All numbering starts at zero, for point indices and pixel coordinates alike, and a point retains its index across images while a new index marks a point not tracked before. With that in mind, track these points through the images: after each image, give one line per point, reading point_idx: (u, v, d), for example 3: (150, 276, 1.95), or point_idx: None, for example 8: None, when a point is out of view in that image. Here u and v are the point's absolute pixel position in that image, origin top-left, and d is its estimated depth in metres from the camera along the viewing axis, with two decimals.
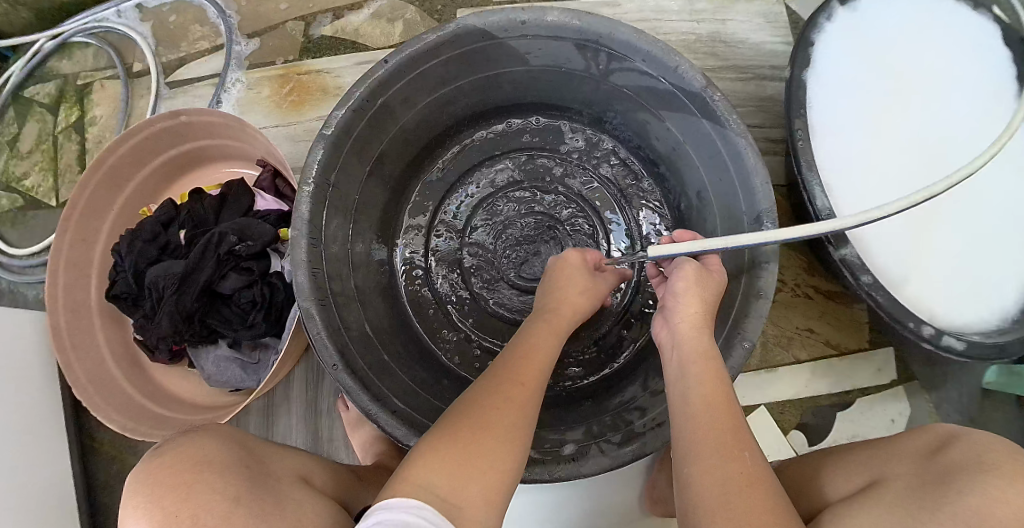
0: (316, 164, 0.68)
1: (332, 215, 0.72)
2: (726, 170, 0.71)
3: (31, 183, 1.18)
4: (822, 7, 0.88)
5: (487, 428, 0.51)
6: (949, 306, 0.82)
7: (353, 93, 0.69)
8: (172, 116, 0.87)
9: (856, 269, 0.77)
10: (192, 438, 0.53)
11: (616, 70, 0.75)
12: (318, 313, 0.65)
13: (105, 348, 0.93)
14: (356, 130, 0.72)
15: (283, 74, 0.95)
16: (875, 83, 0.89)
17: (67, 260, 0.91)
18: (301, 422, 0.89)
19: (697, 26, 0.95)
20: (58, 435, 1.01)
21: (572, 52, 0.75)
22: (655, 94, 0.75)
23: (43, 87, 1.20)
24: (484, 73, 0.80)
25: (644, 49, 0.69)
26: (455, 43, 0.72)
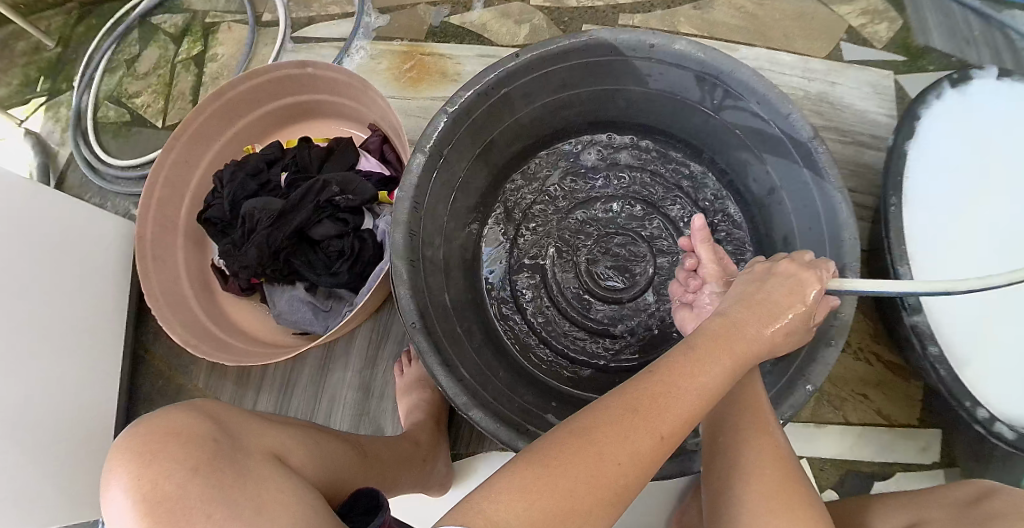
0: (434, 134, 0.72)
1: (437, 186, 0.75)
2: (818, 222, 0.73)
3: (141, 102, 1.25)
4: (932, 84, 0.90)
5: (590, 466, 0.44)
6: (1014, 398, 0.82)
7: (482, 78, 0.73)
8: (301, 66, 0.92)
9: (924, 338, 0.78)
10: (168, 409, 0.55)
11: (729, 108, 0.78)
12: (406, 272, 0.68)
13: (181, 266, 0.98)
14: (476, 112, 0.76)
15: (407, 51, 1.01)
16: (977, 170, 0.90)
17: (169, 176, 0.97)
18: (356, 377, 0.92)
19: (807, 84, 0.98)
20: (116, 340, 1.05)
21: (691, 82, 0.78)
22: (762, 137, 0.77)
23: (172, 17, 1.28)
24: (602, 87, 0.83)
25: (762, 92, 0.71)
26: (583, 52, 0.75)
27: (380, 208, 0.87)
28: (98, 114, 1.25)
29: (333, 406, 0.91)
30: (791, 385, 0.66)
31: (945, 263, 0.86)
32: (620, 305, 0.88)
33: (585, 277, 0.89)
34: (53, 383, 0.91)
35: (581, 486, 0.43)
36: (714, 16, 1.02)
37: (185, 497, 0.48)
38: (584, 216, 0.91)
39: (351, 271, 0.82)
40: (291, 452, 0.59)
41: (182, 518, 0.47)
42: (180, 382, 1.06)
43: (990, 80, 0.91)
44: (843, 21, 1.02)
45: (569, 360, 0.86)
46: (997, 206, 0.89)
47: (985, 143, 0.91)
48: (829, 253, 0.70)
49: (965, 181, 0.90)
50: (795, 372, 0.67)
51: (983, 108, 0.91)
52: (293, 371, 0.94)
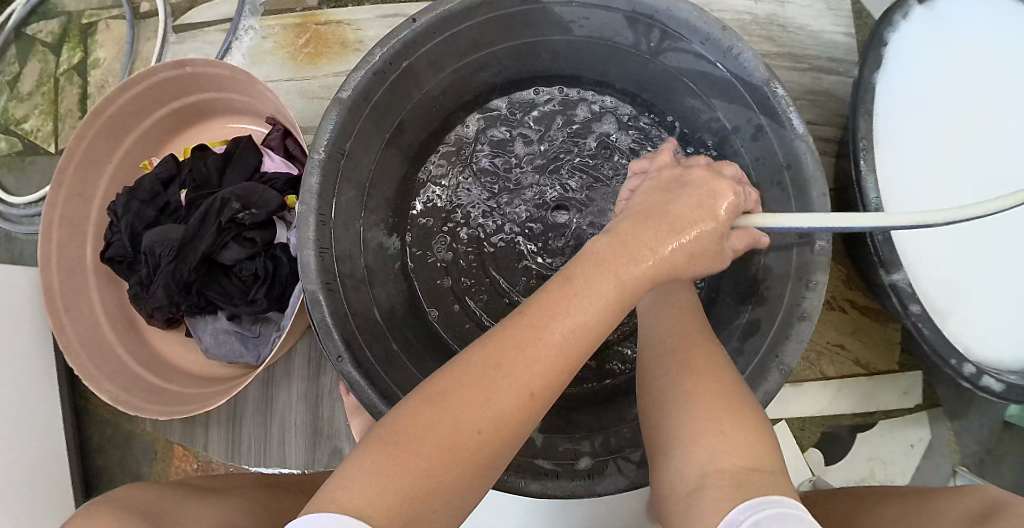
0: (329, 131, 0.61)
1: (344, 187, 0.65)
2: (780, 175, 0.63)
3: (31, 127, 1.12)
4: (898, 1, 0.76)
5: (444, 430, 0.39)
6: (989, 345, 0.76)
7: (375, 54, 0.61)
8: (177, 66, 0.80)
9: (905, 298, 0.69)
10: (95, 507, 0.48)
11: (668, 50, 0.67)
12: (325, 299, 0.60)
13: (98, 310, 0.88)
14: (376, 95, 0.65)
15: (300, 23, 0.88)
16: (945, 88, 0.79)
17: (63, 215, 0.86)
18: (302, 403, 0.84)
19: (754, 5, 0.86)
20: (50, 395, 0.97)
21: (622, 24, 0.66)
22: (710, 81, 0.67)
23: (47, 24, 1.14)
24: (524, 41, 0.72)
25: (702, 29, 0.60)
26: (493, 4, 0.64)
27: (292, 215, 0.77)
28: None
29: (283, 438, 0.84)
30: (763, 366, 0.60)
31: (923, 202, 0.77)
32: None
33: (527, 254, 0.81)
34: None
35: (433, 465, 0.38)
36: None
37: None
38: (518, 182, 0.81)
39: (269, 295, 0.73)
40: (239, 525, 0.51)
41: None
42: (128, 428, 1.00)
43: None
44: None
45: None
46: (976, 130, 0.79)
47: (958, 62, 0.80)
48: (795, 209, 0.62)
49: (939, 106, 0.79)
50: (764, 354, 0.60)
51: (955, 21, 0.80)
52: (236, 407, 0.86)
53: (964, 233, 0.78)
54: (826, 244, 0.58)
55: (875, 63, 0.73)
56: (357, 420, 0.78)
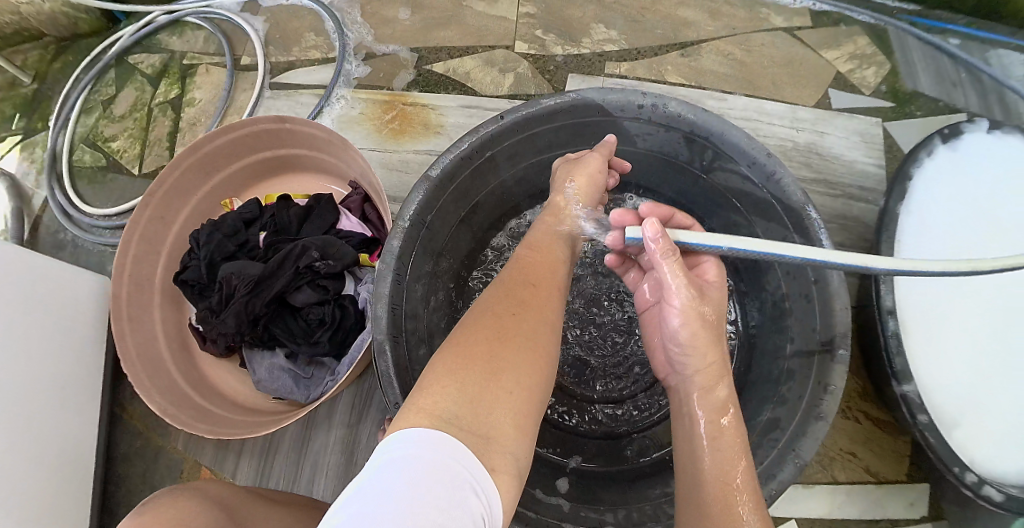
0: (414, 204, 0.69)
1: (420, 252, 0.73)
2: (808, 288, 0.71)
3: (117, 146, 1.22)
4: (924, 141, 0.86)
5: (492, 341, 0.50)
6: (995, 460, 0.81)
7: (464, 142, 0.70)
8: (278, 121, 0.89)
9: (914, 407, 0.76)
10: (173, 495, 0.58)
11: (718, 169, 0.76)
12: (390, 349, 0.66)
13: (159, 326, 0.94)
14: (459, 176, 0.73)
15: (389, 100, 0.99)
16: (966, 220, 0.88)
17: (143, 234, 0.93)
18: (338, 443, 0.89)
19: (795, 134, 0.96)
20: (92, 399, 1.01)
21: (679, 141, 0.76)
22: (752, 200, 0.76)
23: (149, 57, 1.26)
24: (590, 144, 0.81)
25: (752, 156, 0.69)
26: (571, 112, 0.74)
27: (362, 271, 0.84)
28: (73, 157, 1.22)
29: (314, 476, 0.88)
30: (780, 459, 0.65)
31: (932, 320, 0.85)
32: (609, 370, 0.87)
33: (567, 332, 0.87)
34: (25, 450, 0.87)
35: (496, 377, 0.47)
36: (702, 63, 1.00)
37: None
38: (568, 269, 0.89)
39: (331, 340, 0.79)
40: None
41: None
42: (159, 442, 1.03)
43: (981, 133, 0.90)
44: (831, 67, 1.01)
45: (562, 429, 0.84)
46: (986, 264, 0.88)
47: (974, 202, 0.89)
48: (817, 321, 0.69)
49: (960, 235, 0.87)
50: (782, 448, 0.65)
51: (978, 164, 0.89)
52: (273, 438, 0.91)
53: (964, 351, 0.85)
54: (845, 353, 0.65)
55: (901, 195, 0.83)
56: None
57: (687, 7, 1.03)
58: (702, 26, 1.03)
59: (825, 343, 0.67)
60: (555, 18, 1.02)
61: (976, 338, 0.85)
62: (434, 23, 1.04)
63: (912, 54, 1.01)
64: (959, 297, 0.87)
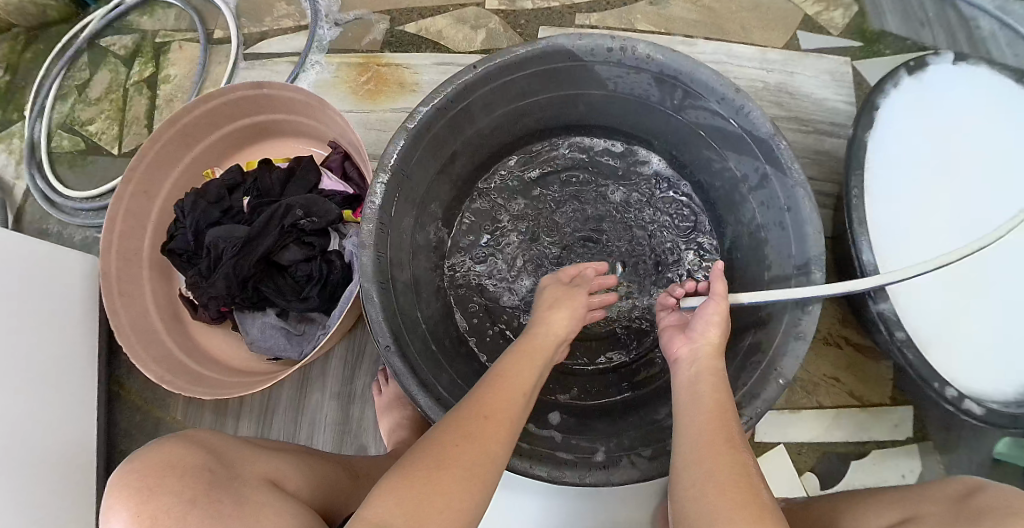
0: (395, 153, 0.70)
1: (403, 203, 0.75)
2: (781, 216, 0.73)
3: (95, 129, 1.22)
4: (889, 73, 0.88)
5: (443, 460, 0.51)
6: (973, 377, 0.83)
7: (441, 92, 0.71)
8: (255, 87, 0.90)
9: (891, 325, 0.79)
10: (165, 440, 0.52)
11: (690, 107, 0.78)
12: (377, 296, 0.67)
13: (149, 299, 0.95)
14: (437, 127, 0.74)
15: (363, 62, 1.00)
16: (931, 151, 0.91)
17: (127, 209, 0.93)
18: (334, 400, 0.91)
19: (766, 75, 0.99)
20: (89, 376, 1.03)
21: (650, 83, 0.77)
22: (724, 135, 0.77)
23: (121, 39, 1.25)
24: (565, 91, 0.82)
25: (720, 90, 0.71)
26: (544, 59, 0.74)
27: (347, 228, 0.85)
28: (51, 143, 1.22)
29: (312, 433, 0.90)
30: (762, 378, 0.67)
31: (908, 245, 0.87)
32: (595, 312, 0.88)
33: (552, 278, 0.89)
34: (24, 426, 0.88)
35: (451, 493, 0.50)
36: (671, 11, 1.02)
37: None
38: (550, 218, 0.91)
39: (321, 295, 0.81)
40: (289, 477, 0.58)
41: None
42: (158, 415, 1.05)
43: (946, 66, 0.91)
44: (799, 9, 1.03)
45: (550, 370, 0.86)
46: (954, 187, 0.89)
47: (943, 131, 0.91)
48: (792, 244, 0.71)
49: (925, 165, 0.90)
50: (764, 367, 0.67)
51: (942, 94, 0.91)
52: (270, 398, 0.93)
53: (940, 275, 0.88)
54: (821, 273, 0.67)
55: (867, 123, 0.86)
56: (386, 420, 0.85)
57: None
58: None
59: (800, 267, 0.70)
60: None
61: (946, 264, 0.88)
62: None
63: None
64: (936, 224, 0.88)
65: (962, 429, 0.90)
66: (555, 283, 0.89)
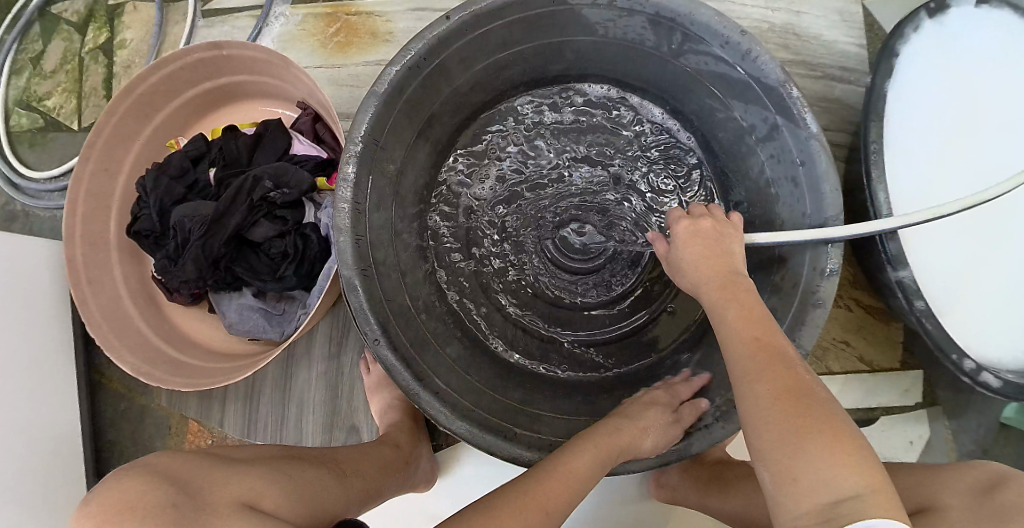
0: (366, 121, 0.64)
1: (377, 175, 0.68)
2: (793, 171, 0.67)
3: (53, 104, 1.14)
4: (910, 15, 0.80)
5: None
6: (984, 344, 0.79)
7: (412, 48, 0.64)
8: (212, 48, 0.83)
9: (911, 294, 0.74)
10: (122, 474, 0.47)
11: (689, 52, 0.71)
12: (361, 284, 0.62)
13: (121, 284, 0.90)
14: (412, 86, 0.68)
15: (331, 12, 0.91)
16: (949, 107, 0.83)
17: (88, 190, 0.87)
18: (323, 382, 0.87)
19: (771, 14, 0.91)
20: (68, 368, 0.99)
21: (645, 27, 0.70)
22: (728, 82, 0.71)
23: (73, 4, 1.16)
24: (550, 39, 0.75)
25: (722, 33, 0.64)
26: (523, 5, 0.67)
27: (321, 197, 0.79)
28: (9, 122, 1.14)
29: (301, 416, 0.86)
30: None
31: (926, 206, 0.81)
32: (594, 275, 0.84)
33: (547, 243, 0.85)
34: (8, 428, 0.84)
35: None
36: None
37: None
38: (540, 177, 0.86)
39: (297, 272, 0.76)
40: (266, 495, 0.52)
41: None
42: (143, 403, 1.02)
43: (970, 10, 0.83)
44: None
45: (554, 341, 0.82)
46: (976, 142, 0.83)
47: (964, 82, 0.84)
48: (807, 203, 0.66)
49: (943, 120, 0.83)
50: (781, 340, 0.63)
51: (963, 44, 0.84)
52: (255, 381, 0.88)
53: (957, 238, 0.82)
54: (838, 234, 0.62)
55: (886, 73, 0.78)
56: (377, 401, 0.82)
57: None
58: None
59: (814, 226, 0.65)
60: None
61: (964, 224, 0.82)
62: None
63: None
64: (952, 182, 0.82)
65: (972, 392, 0.87)
66: (551, 247, 0.84)
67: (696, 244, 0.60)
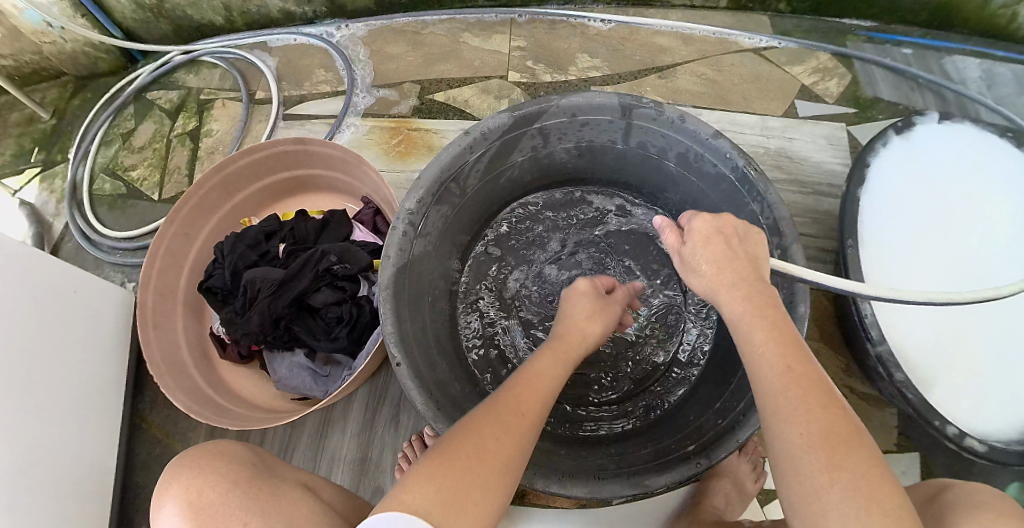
0: (411, 201, 0.73)
1: (417, 244, 0.77)
2: None
3: (137, 175, 1.30)
4: (879, 134, 0.97)
5: None
6: (973, 414, 0.87)
7: (453, 146, 0.75)
8: (297, 143, 0.98)
9: (891, 367, 0.83)
10: (200, 450, 0.68)
11: (649, 140, 0.84)
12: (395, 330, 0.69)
13: (181, 335, 1.00)
14: (452, 176, 0.78)
15: (394, 126, 1.09)
16: (918, 203, 0.97)
17: (168, 248, 0.99)
18: (354, 439, 0.94)
19: (766, 141, 1.07)
20: (113, 410, 1.06)
21: (614, 128, 0.83)
22: (690, 160, 0.83)
23: (167, 94, 1.35)
24: (540, 149, 0.87)
25: (682, 125, 0.77)
26: (533, 118, 0.79)
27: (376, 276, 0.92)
28: (93, 186, 1.30)
29: (331, 470, 0.93)
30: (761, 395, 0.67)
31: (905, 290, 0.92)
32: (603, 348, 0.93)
33: (557, 316, 0.95)
34: (38, 454, 0.89)
35: None
36: (678, 83, 1.11)
37: (224, 505, 0.63)
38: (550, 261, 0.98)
39: (349, 335, 0.86)
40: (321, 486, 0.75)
41: (219, 517, 0.62)
42: (179, 449, 1.08)
43: (931, 124, 0.99)
44: (796, 80, 1.12)
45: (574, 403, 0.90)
46: (942, 237, 0.96)
47: (931, 181, 0.98)
48: None
49: (914, 214, 0.97)
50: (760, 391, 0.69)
51: (928, 150, 0.98)
52: (292, 434, 0.96)
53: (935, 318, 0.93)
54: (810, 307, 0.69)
55: (859, 181, 0.93)
56: None
57: (664, 36, 1.15)
58: (676, 51, 1.14)
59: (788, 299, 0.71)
60: (544, 49, 1.14)
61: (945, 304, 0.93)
62: (436, 57, 1.15)
63: (873, 63, 1.11)
64: (927, 268, 0.94)
65: (968, 473, 0.91)
66: None
67: (714, 246, 0.64)
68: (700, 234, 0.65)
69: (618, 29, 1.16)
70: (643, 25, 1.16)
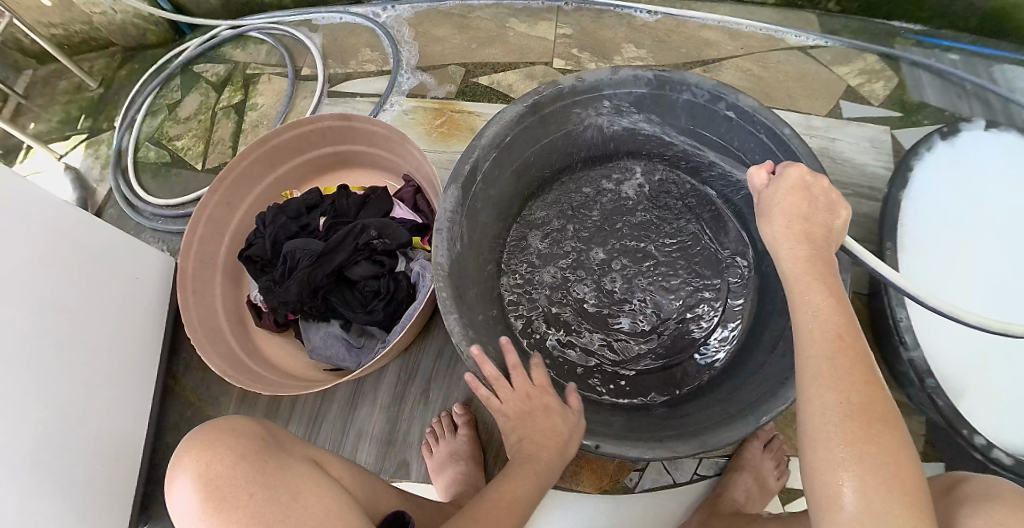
0: (462, 168, 0.76)
1: (466, 211, 0.78)
2: None
3: (182, 145, 1.33)
4: (923, 138, 0.93)
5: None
6: (998, 425, 0.85)
7: (500, 121, 0.78)
8: (343, 118, 1.00)
9: (922, 372, 0.82)
10: (208, 426, 0.65)
11: (688, 113, 0.84)
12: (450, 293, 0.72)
13: (219, 302, 1.02)
14: (499, 147, 0.80)
15: (438, 108, 1.10)
16: (959, 210, 0.94)
17: (213, 212, 1.02)
18: (381, 412, 0.96)
19: (809, 140, 1.06)
20: (150, 370, 1.08)
21: (650, 102, 0.84)
22: (730, 134, 0.83)
23: (214, 67, 1.38)
24: (576, 126, 0.88)
25: (722, 99, 0.78)
26: (571, 92, 0.81)
27: (414, 252, 0.93)
28: (138, 154, 1.33)
29: (358, 441, 0.94)
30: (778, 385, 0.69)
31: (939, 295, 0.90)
32: (646, 319, 0.91)
33: (601, 287, 0.93)
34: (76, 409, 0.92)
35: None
36: (722, 79, 1.11)
37: (232, 478, 0.60)
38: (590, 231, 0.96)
39: (385, 309, 0.88)
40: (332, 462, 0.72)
41: (230, 492, 0.59)
42: (209, 414, 1.10)
43: (979, 132, 0.95)
44: (842, 81, 1.10)
45: (637, 374, 0.88)
46: (983, 243, 0.93)
47: (976, 188, 0.95)
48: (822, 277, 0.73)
49: (955, 221, 0.93)
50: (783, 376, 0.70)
51: (975, 158, 0.95)
52: (322, 403, 0.97)
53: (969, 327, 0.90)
54: None
55: (902, 186, 0.90)
56: (443, 475, 0.88)
57: (709, 30, 1.15)
58: (723, 46, 1.13)
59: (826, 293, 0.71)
60: (590, 39, 1.15)
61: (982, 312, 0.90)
62: (481, 41, 1.16)
63: (921, 65, 1.09)
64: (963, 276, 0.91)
65: None
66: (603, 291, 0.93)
67: (795, 202, 0.62)
68: (791, 187, 0.62)
69: (664, 22, 1.16)
70: (690, 20, 1.15)
